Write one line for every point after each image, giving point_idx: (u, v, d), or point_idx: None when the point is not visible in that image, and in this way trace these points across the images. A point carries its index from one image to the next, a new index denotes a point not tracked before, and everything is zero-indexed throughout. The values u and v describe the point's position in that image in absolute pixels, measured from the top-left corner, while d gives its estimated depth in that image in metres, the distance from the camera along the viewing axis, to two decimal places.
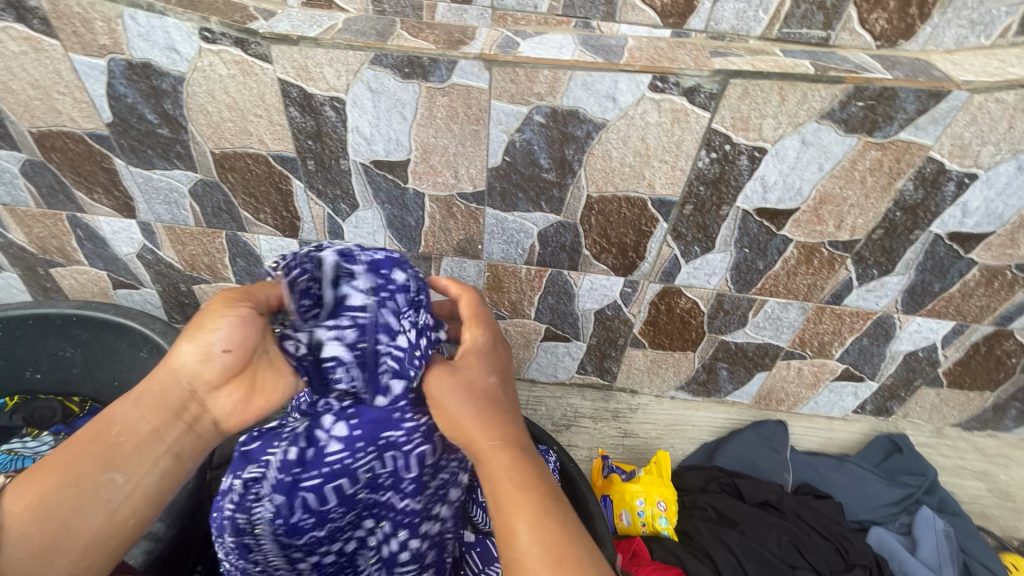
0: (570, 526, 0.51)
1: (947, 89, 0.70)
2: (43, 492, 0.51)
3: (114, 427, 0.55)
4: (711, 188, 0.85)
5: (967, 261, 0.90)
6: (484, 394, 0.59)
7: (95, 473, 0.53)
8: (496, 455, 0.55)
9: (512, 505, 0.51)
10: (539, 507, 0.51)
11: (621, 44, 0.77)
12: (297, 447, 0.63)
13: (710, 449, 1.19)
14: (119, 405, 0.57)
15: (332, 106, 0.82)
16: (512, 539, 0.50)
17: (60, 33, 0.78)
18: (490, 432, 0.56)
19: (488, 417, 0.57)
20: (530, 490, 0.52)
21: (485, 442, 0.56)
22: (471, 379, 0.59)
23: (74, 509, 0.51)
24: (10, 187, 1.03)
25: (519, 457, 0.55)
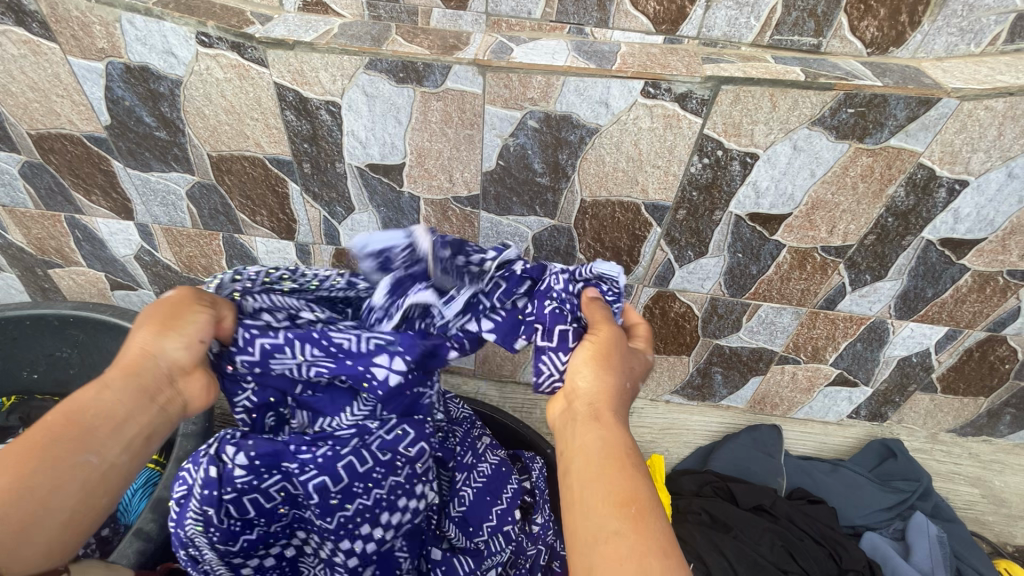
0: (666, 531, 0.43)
1: (937, 96, 0.70)
2: (21, 477, 0.47)
3: (90, 410, 0.51)
4: (704, 193, 0.86)
5: (960, 267, 0.90)
6: (622, 379, 0.58)
7: (75, 454, 0.49)
8: (609, 427, 0.51)
9: (610, 472, 0.46)
10: (639, 488, 0.45)
11: (614, 50, 0.78)
12: (204, 469, 0.69)
13: (704, 453, 1.24)
14: (87, 393, 0.52)
15: (327, 110, 0.82)
16: (602, 505, 0.44)
17: (58, 37, 0.79)
18: (614, 410, 0.53)
19: (612, 395, 0.55)
20: (634, 472, 0.47)
21: (603, 411, 0.53)
22: (616, 362, 0.58)
23: (51, 492, 0.48)
24: (10, 188, 1.03)
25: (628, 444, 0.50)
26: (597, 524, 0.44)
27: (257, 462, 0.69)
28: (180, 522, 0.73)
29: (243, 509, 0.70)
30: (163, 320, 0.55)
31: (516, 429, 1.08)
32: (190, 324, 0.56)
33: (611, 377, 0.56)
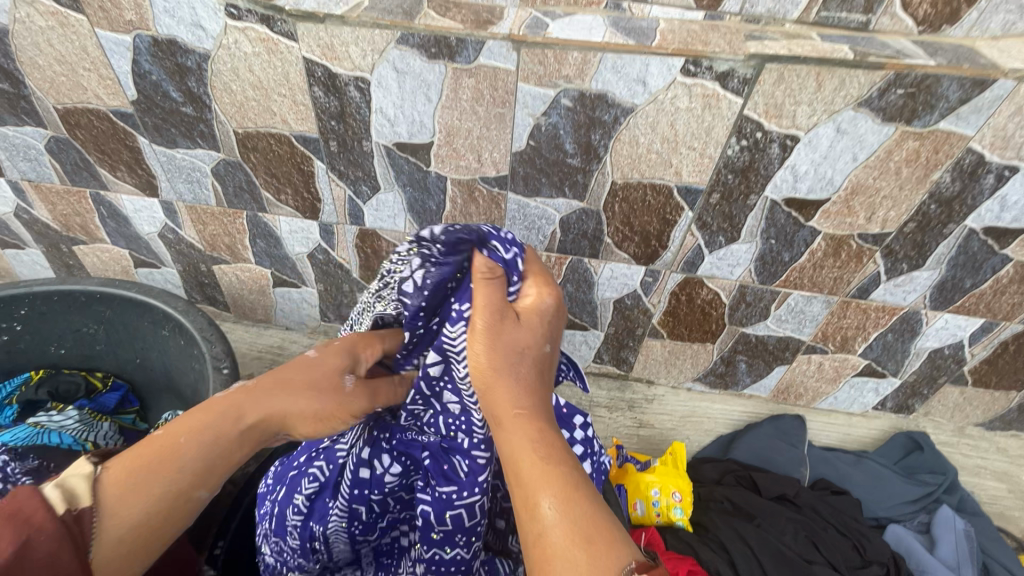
0: (597, 511, 0.46)
1: (992, 77, 0.67)
2: (142, 493, 0.52)
3: (220, 455, 0.57)
4: (740, 176, 0.83)
5: (1002, 258, 0.88)
6: (528, 357, 0.57)
7: (192, 491, 0.55)
8: (522, 427, 0.53)
9: (539, 477, 0.48)
10: (565, 481, 0.48)
11: (653, 26, 0.75)
12: (353, 470, 0.72)
13: (726, 441, 1.19)
14: (231, 427, 0.59)
15: (356, 86, 0.81)
16: (535, 514, 0.46)
17: (86, 8, 0.78)
18: (521, 399, 0.55)
19: (522, 389, 0.56)
20: (554, 467, 0.49)
21: (508, 411, 0.54)
22: (503, 346, 0.57)
23: (164, 515, 0.53)
24: (36, 163, 1.03)
25: (544, 431, 0.53)
26: (531, 530, 0.46)
27: (410, 463, 0.73)
28: (315, 518, 0.73)
29: (385, 505, 0.74)
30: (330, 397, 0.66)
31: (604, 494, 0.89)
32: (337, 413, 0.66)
33: (507, 368, 0.56)
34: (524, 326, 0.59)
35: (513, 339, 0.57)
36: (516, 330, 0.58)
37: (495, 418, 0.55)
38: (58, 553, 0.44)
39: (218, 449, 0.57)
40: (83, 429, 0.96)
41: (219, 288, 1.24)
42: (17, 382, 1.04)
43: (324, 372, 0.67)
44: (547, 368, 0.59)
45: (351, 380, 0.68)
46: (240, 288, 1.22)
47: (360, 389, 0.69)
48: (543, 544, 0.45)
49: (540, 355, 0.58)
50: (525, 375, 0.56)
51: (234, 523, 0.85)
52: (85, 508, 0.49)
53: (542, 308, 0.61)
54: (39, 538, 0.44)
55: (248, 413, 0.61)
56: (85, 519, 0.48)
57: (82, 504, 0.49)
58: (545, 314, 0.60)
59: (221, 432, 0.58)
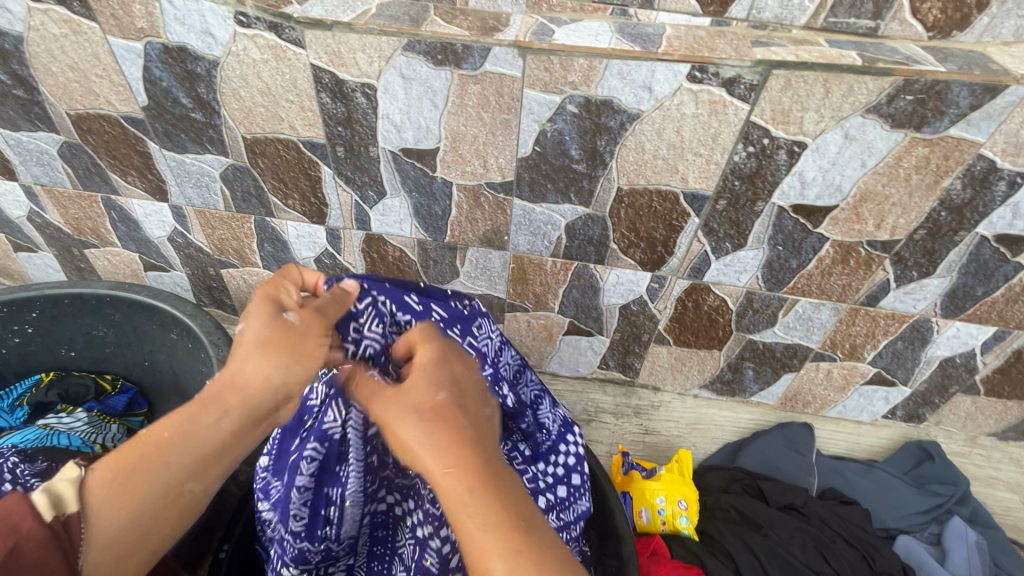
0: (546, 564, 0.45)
1: (1004, 83, 0.67)
2: (130, 495, 0.53)
3: (204, 440, 0.57)
4: (747, 183, 0.83)
5: (1014, 265, 0.86)
6: (433, 410, 0.54)
7: (181, 484, 0.56)
8: (451, 483, 0.49)
9: (478, 541, 0.46)
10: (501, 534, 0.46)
11: (659, 33, 0.75)
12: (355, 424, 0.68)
13: (733, 449, 1.17)
14: (207, 413, 0.57)
15: (363, 92, 0.81)
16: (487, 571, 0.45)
17: (99, 16, 0.79)
18: (444, 457, 0.50)
19: (449, 442, 0.51)
20: (495, 522, 0.46)
21: (437, 468, 0.50)
22: (409, 406, 0.54)
23: (156, 512, 0.55)
24: (48, 168, 1.05)
25: (478, 482, 0.49)
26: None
27: None
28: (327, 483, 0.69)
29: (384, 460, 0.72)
30: (285, 343, 0.60)
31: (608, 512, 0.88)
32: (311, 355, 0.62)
33: (422, 425, 0.53)
34: (418, 386, 0.56)
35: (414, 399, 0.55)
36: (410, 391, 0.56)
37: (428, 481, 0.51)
38: (46, 562, 0.46)
39: (200, 436, 0.57)
40: (91, 431, 0.97)
41: (227, 291, 1.25)
42: (27, 383, 1.05)
43: (266, 324, 0.61)
44: (461, 408, 0.55)
45: (293, 313, 0.63)
46: (247, 292, 1.23)
47: (309, 319, 0.63)
48: None
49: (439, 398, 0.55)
50: (445, 424, 0.53)
51: (238, 527, 0.85)
52: (72, 514, 0.50)
53: (425, 365, 0.59)
54: (28, 547, 0.45)
55: (228, 396, 0.59)
56: (74, 525, 0.50)
57: (70, 510, 0.50)
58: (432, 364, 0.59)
59: (196, 420, 0.57)
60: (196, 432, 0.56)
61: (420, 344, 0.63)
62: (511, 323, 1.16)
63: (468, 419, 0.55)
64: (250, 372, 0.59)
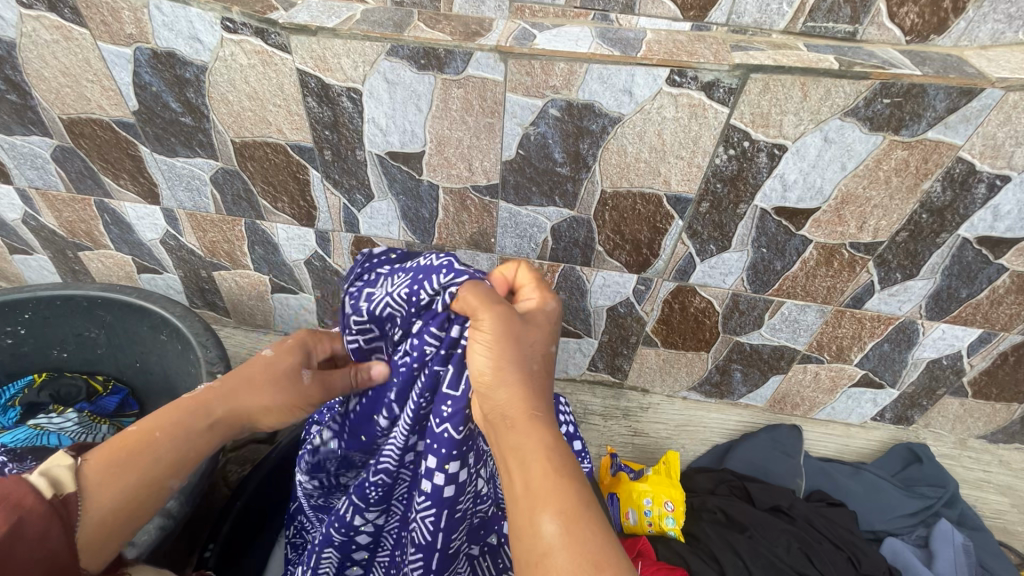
0: (605, 534, 0.45)
1: (979, 86, 0.67)
2: (122, 483, 0.57)
3: (190, 441, 0.61)
4: (729, 185, 0.83)
5: (998, 267, 0.86)
6: (536, 362, 0.55)
7: (166, 478, 0.59)
8: (533, 431, 0.50)
9: (545, 493, 0.46)
10: (575, 499, 0.46)
11: (639, 37, 0.76)
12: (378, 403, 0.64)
13: (721, 452, 1.18)
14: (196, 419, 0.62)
15: (349, 97, 0.82)
16: (540, 530, 0.45)
17: (89, 23, 0.80)
18: (534, 401, 0.52)
19: (534, 390, 0.53)
20: (569, 476, 0.47)
21: (522, 411, 0.51)
22: (519, 347, 0.54)
23: (140, 501, 0.58)
24: (42, 171, 1.06)
25: (555, 439, 0.50)
26: (534, 549, 0.44)
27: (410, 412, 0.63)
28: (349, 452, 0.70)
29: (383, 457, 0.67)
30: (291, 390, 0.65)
31: None
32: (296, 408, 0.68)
33: (522, 366, 0.53)
34: (535, 327, 0.56)
35: (525, 338, 0.54)
36: (529, 329, 0.56)
37: (503, 418, 0.51)
38: (48, 533, 0.51)
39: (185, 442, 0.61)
40: (82, 431, 0.98)
41: (219, 293, 1.26)
42: (20, 384, 1.07)
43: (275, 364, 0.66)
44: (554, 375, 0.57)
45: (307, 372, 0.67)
46: (239, 294, 1.24)
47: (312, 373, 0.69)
48: (547, 561, 0.44)
49: (545, 349, 0.56)
50: (537, 373, 0.54)
51: (225, 526, 0.85)
52: (70, 493, 0.54)
53: (545, 317, 0.58)
54: (28, 520, 0.50)
55: (205, 408, 0.63)
56: (72, 502, 0.54)
57: (68, 490, 0.54)
58: (551, 321, 0.59)
59: (188, 425, 0.61)
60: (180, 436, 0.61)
61: (530, 287, 0.62)
62: None
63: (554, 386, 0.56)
64: (247, 399, 0.65)
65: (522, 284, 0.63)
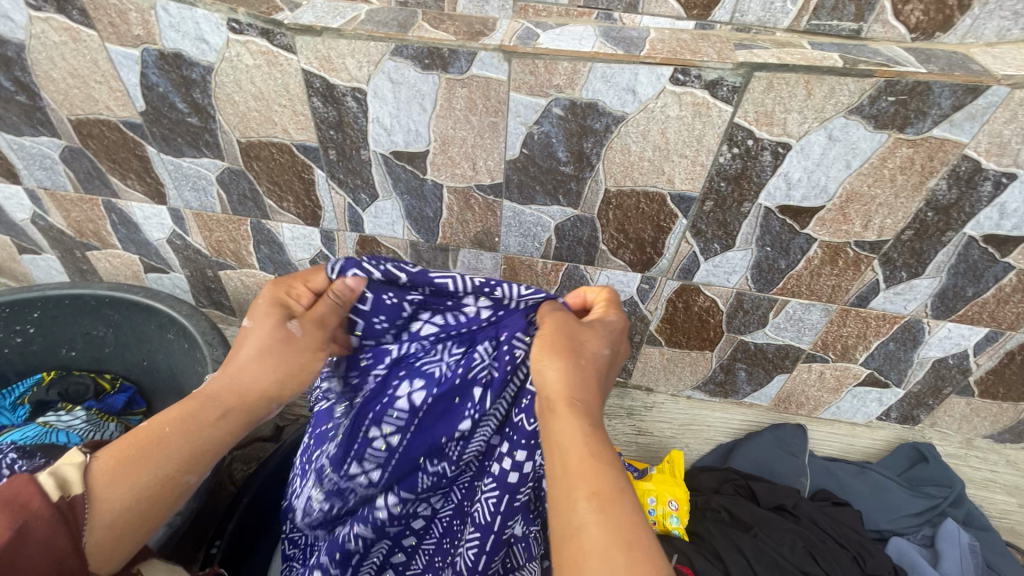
0: (638, 517, 0.47)
1: (985, 84, 0.67)
2: (128, 487, 0.56)
3: (200, 437, 0.60)
4: (733, 184, 0.83)
5: (1004, 266, 0.86)
6: (586, 357, 0.59)
7: (177, 475, 0.59)
8: (575, 420, 0.54)
9: (581, 472, 0.49)
10: (609, 483, 0.49)
11: (643, 36, 0.76)
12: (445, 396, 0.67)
13: (725, 451, 1.18)
14: (204, 410, 0.61)
15: (353, 96, 0.83)
16: (576, 508, 0.47)
17: (97, 25, 0.81)
18: (579, 391, 0.56)
19: (581, 385, 0.57)
20: (609, 464, 0.50)
21: (563, 399, 0.55)
22: (577, 347, 0.59)
23: (152, 500, 0.58)
24: (51, 172, 1.07)
25: (596, 431, 0.54)
26: (568, 522, 0.47)
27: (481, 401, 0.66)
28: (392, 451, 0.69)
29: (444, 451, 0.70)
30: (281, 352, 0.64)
31: None
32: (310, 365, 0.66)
33: (574, 359, 0.58)
34: (593, 332, 0.62)
35: (583, 341, 0.60)
36: (582, 331, 0.61)
37: (549, 402, 0.56)
38: (53, 537, 0.51)
39: (202, 433, 0.61)
40: (90, 429, 0.99)
41: (225, 293, 1.27)
42: (28, 382, 1.08)
43: (264, 333, 0.64)
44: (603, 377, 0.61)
45: (295, 323, 0.65)
46: (245, 293, 1.25)
47: (311, 329, 0.66)
48: (581, 537, 0.46)
49: (602, 351, 0.61)
50: (587, 370, 0.58)
51: (230, 523, 0.86)
52: (76, 495, 0.54)
53: (608, 324, 0.64)
54: (34, 524, 0.50)
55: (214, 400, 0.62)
56: (78, 505, 0.54)
57: (74, 491, 0.54)
58: (611, 327, 0.64)
59: (194, 420, 0.61)
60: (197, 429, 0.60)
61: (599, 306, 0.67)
62: None
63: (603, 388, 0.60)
64: (249, 376, 0.64)
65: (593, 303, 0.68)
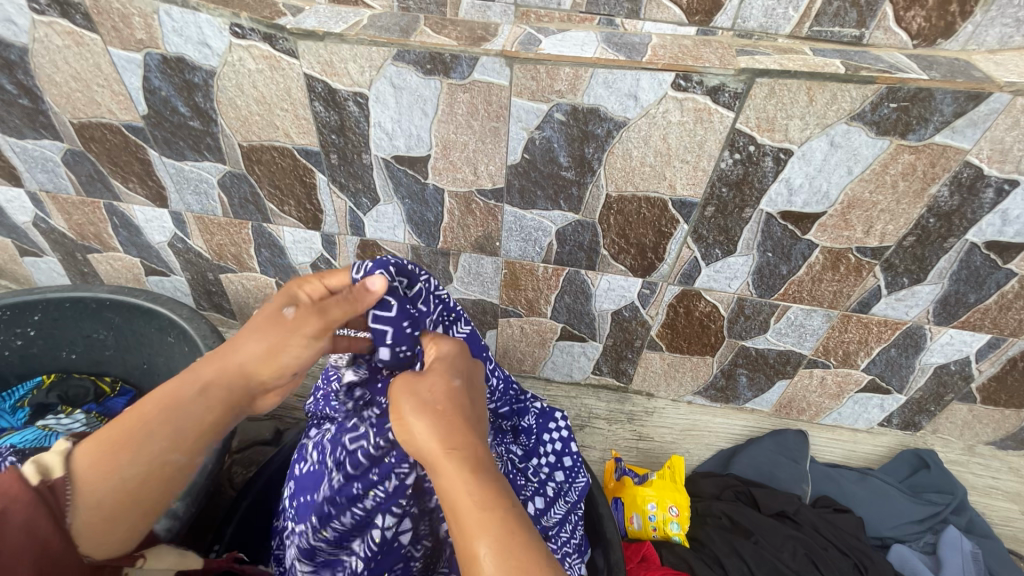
0: (532, 539, 0.47)
1: (987, 90, 0.67)
2: (114, 467, 0.57)
3: (181, 419, 0.59)
4: (734, 190, 0.83)
5: (1006, 272, 0.86)
6: (442, 399, 0.56)
7: (162, 456, 0.59)
8: (451, 464, 0.51)
9: (469, 523, 0.47)
10: (500, 519, 0.47)
11: (645, 42, 0.76)
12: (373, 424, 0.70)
13: (727, 456, 1.17)
14: (186, 390, 0.59)
15: (355, 101, 0.83)
16: (473, 555, 0.46)
17: (100, 28, 0.81)
18: (445, 438, 0.52)
19: (446, 423, 0.53)
20: (489, 503, 0.48)
21: (440, 447, 0.52)
22: (422, 395, 0.56)
23: (141, 480, 0.59)
24: (53, 175, 1.07)
25: (478, 469, 0.50)
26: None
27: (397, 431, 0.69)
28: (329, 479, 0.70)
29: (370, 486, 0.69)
30: (274, 334, 0.60)
31: (602, 517, 0.88)
32: (298, 353, 0.61)
33: (429, 412, 0.54)
34: (432, 373, 0.58)
35: (422, 383, 0.57)
36: (423, 380, 0.58)
37: (428, 465, 0.52)
38: (33, 521, 0.55)
39: (181, 416, 0.59)
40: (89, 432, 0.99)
41: (226, 296, 1.27)
42: (28, 385, 1.08)
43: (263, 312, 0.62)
44: (466, 397, 0.57)
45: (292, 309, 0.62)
46: (246, 296, 1.25)
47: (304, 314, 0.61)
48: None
49: (453, 382, 0.58)
50: (447, 410, 0.55)
51: (229, 527, 0.87)
52: (57, 480, 0.57)
53: (442, 355, 0.61)
54: (13, 509, 0.55)
55: (211, 374, 0.60)
56: (58, 488, 0.57)
57: (55, 476, 0.57)
58: (444, 355, 0.61)
59: (175, 401, 0.59)
60: (174, 416, 0.59)
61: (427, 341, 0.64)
62: (504, 329, 1.18)
63: (469, 409, 0.56)
64: (239, 357, 0.61)
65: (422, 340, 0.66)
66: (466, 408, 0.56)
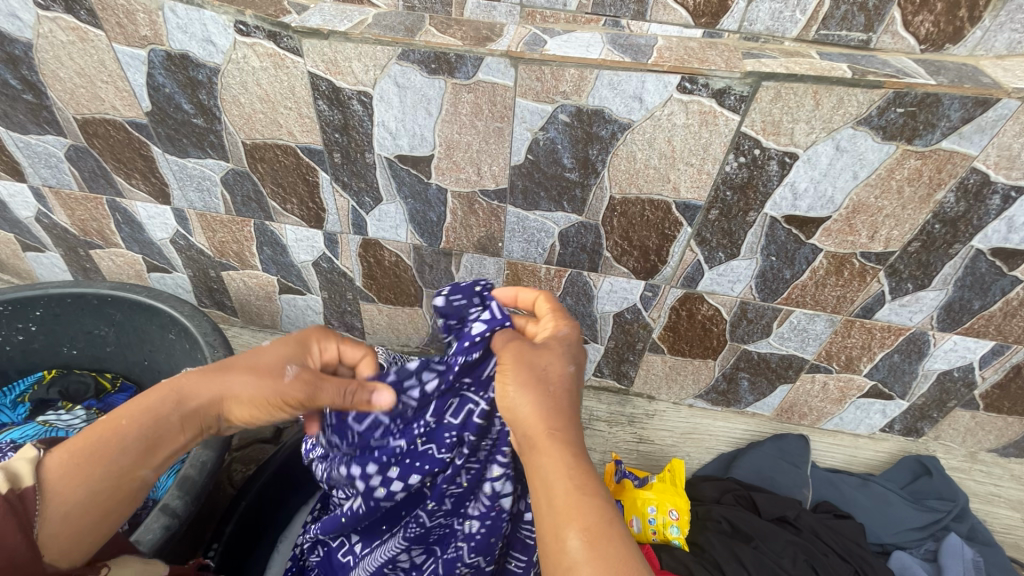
0: (624, 542, 0.47)
1: (995, 96, 0.66)
2: (83, 478, 0.56)
3: (152, 440, 0.59)
4: (738, 194, 0.83)
5: (1011, 279, 0.85)
6: (556, 381, 0.57)
7: (133, 471, 0.58)
8: (553, 448, 0.52)
9: (566, 511, 0.48)
10: (596, 518, 0.48)
11: (651, 44, 0.76)
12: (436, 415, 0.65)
13: (726, 460, 1.17)
14: (169, 409, 0.61)
15: (359, 100, 0.83)
16: (563, 545, 0.47)
17: (104, 24, 0.81)
18: (549, 421, 0.54)
19: (549, 408, 0.55)
20: (583, 496, 0.49)
21: (541, 428, 0.54)
22: (533, 370, 0.57)
23: (110, 490, 0.57)
24: (56, 170, 1.07)
25: (578, 457, 0.52)
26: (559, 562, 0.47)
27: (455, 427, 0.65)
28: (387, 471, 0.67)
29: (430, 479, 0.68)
30: (264, 377, 0.61)
31: None
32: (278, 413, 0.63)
33: (541, 388, 0.56)
34: (547, 350, 0.59)
35: (538, 359, 0.58)
36: (538, 352, 0.59)
37: (526, 438, 0.54)
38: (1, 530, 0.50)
39: (157, 433, 0.60)
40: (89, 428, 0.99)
41: (228, 293, 1.27)
42: (30, 379, 1.08)
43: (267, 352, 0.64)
44: (576, 388, 0.58)
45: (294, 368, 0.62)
46: (248, 294, 1.25)
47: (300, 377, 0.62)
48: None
49: (566, 368, 0.58)
50: (553, 391, 0.56)
51: (229, 526, 0.86)
52: (28, 488, 0.54)
53: (562, 335, 0.61)
54: None
55: (191, 402, 0.61)
56: (29, 498, 0.53)
57: (26, 484, 0.54)
58: (562, 337, 0.61)
59: (159, 415, 0.60)
60: (151, 433, 0.59)
61: (547, 317, 0.65)
62: None
63: (570, 399, 0.57)
64: (228, 389, 0.62)
65: (541, 314, 0.66)
66: (569, 399, 0.56)
